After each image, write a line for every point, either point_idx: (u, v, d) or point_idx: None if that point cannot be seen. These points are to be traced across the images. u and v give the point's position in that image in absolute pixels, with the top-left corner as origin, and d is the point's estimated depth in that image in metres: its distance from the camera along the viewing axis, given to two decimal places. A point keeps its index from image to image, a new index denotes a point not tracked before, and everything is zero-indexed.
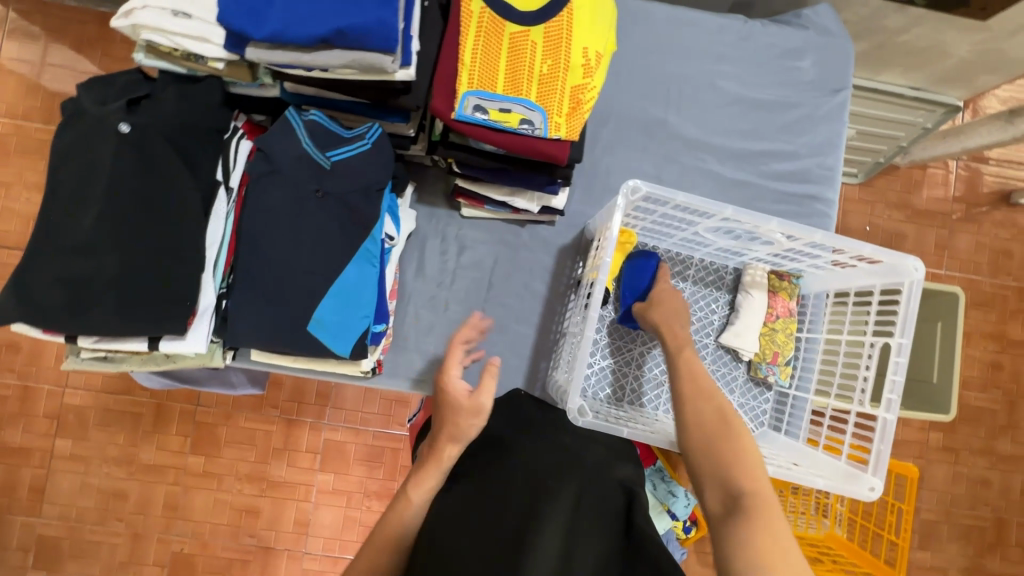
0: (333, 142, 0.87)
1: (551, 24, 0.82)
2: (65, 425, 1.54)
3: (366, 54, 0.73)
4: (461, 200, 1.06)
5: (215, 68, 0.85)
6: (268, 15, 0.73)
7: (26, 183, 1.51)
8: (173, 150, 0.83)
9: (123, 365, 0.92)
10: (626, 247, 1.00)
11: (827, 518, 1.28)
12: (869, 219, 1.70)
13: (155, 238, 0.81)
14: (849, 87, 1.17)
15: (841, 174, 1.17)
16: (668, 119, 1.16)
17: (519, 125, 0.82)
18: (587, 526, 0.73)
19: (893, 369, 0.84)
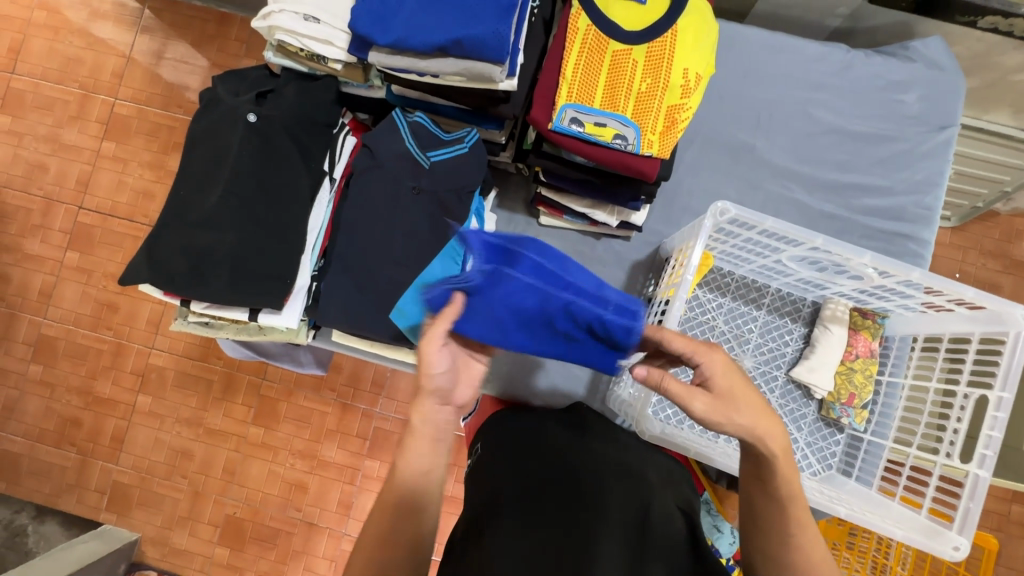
0: (433, 144, 0.92)
1: (653, 45, 0.84)
2: (147, 383, 1.68)
3: (476, 63, 0.78)
4: (541, 209, 1.09)
5: (334, 68, 0.93)
6: (393, 23, 0.79)
7: (142, 161, 1.69)
8: (292, 141, 0.91)
9: (219, 333, 1.00)
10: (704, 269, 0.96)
11: None
12: (960, 265, 1.59)
13: (268, 219, 0.89)
14: (956, 124, 1.12)
15: (939, 214, 1.11)
16: (755, 144, 1.14)
17: (612, 139, 0.84)
18: (650, 543, 0.75)
19: (989, 424, 0.79)
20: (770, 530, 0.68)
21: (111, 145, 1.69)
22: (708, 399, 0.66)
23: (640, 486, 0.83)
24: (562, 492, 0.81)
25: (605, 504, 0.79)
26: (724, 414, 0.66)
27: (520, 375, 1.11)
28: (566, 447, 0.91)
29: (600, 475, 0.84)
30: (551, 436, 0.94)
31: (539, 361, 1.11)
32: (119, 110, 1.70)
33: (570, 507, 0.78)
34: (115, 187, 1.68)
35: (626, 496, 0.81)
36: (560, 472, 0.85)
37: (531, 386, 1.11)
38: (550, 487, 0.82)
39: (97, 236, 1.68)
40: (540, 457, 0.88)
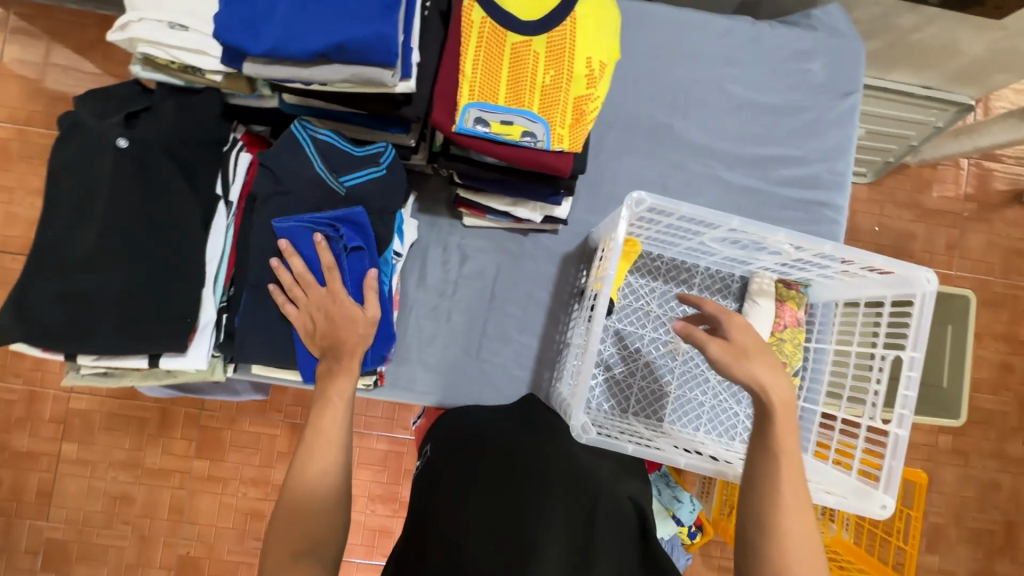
0: (346, 166, 0.86)
1: (553, 34, 0.80)
2: (71, 430, 1.54)
3: (364, 69, 0.72)
4: (463, 210, 1.05)
5: (213, 80, 0.84)
6: (266, 29, 0.71)
7: (30, 187, 1.51)
8: (174, 165, 0.82)
9: (126, 380, 0.91)
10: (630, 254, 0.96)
11: (834, 523, 1.21)
12: (879, 218, 1.67)
13: (156, 255, 0.81)
14: (859, 89, 1.15)
15: (851, 179, 1.15)
16: (674, 124, 1.13)
17: (522, 138, 0.80)
18: (599, 541, 0.73)
19: (904, 384, 0.82)
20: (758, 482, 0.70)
21: None
22: (722, 343, 0.77)
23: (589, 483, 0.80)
24: (504, 501, 0.79)
25: (550, 509, 0.76)
26: (736, 359, 0.75)
27: (461, 383, 1.07)
28: (514, 449, 0.87)
29: (547, 477, 0.81)
30: (500, 437, 0.90)
31: (477, 366, 1.08)
32: None
33: (513, 516, 0.77)
34: (0, 220, 1.51)
35: (574, 496, 0.78)
36: (507, 478, 0.82)
37: (472, 394, 1.07)
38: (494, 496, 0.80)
39: None
40: (486, 462, 0.86)
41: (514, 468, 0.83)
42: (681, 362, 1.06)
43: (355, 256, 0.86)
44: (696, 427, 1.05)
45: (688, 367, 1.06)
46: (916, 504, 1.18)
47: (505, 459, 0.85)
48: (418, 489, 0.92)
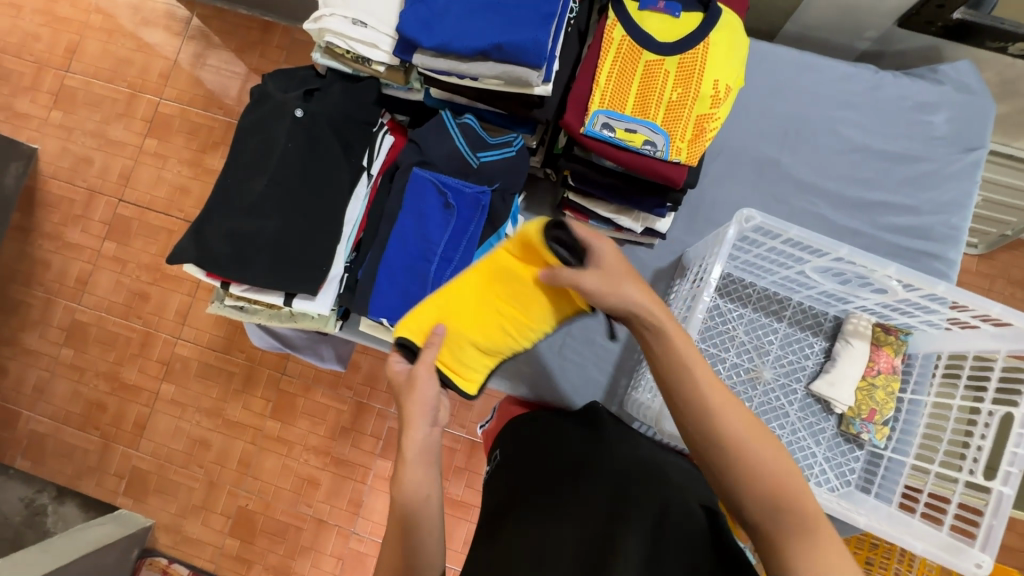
0: (481, 144, 0.94)
1: (685, 57, 0.86)
2: (172, 373, 1.73)
3: (514, 68, 0.82)
4: (568, 213, 1.13)
5: (377, 70, 0.98)
6: (438, 27, 0.83)
7: (181, 158, 1.76)
8: (335, 136, 0.96)
9: (254, 317, 1.04)
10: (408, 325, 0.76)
11: None
12: (988, 293, 1.59)
13: (309, 206, 0.93)
14: (984, 147, 1.12)
15: (966, 235, 1.11)
16: (780, 159, 1.16)
17: (642, 146, 0.87)
18: (672, 542, 0.72)
19: (1015, 441, 0.77)
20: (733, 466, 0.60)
21: (154, 142, 1.77)
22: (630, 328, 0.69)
23: (660, 484, 0.80)
24: (578, 500, 0.78)
25: (624, 505, 0.76)
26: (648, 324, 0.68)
27: (538, 376, 1.12)
28: (579, 449, 0.88)
29: (618, 474, 0.81)
30: (568, 438, 0.92)
31: (558, 362, 1.13)
32: (164, 109, 1.78)
33: (589, 508, 0.76)
34: (153, 182, 1.76)
35: (646, 495, 0.78)
36: (580, 473, 0.83)
37: (549, 388, 1.12)
38: (568, 492, 0.80)
39: (134, 229, 1.76)
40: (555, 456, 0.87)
41: (579, 467, 0.84)
42: (762, 392, 1.05)
43: (464, 216, 0.93)
44: None
45: (770, 399, 1.05)
46: None
47: (573, 461, 0.86)
48: (489, 489, 0.91)
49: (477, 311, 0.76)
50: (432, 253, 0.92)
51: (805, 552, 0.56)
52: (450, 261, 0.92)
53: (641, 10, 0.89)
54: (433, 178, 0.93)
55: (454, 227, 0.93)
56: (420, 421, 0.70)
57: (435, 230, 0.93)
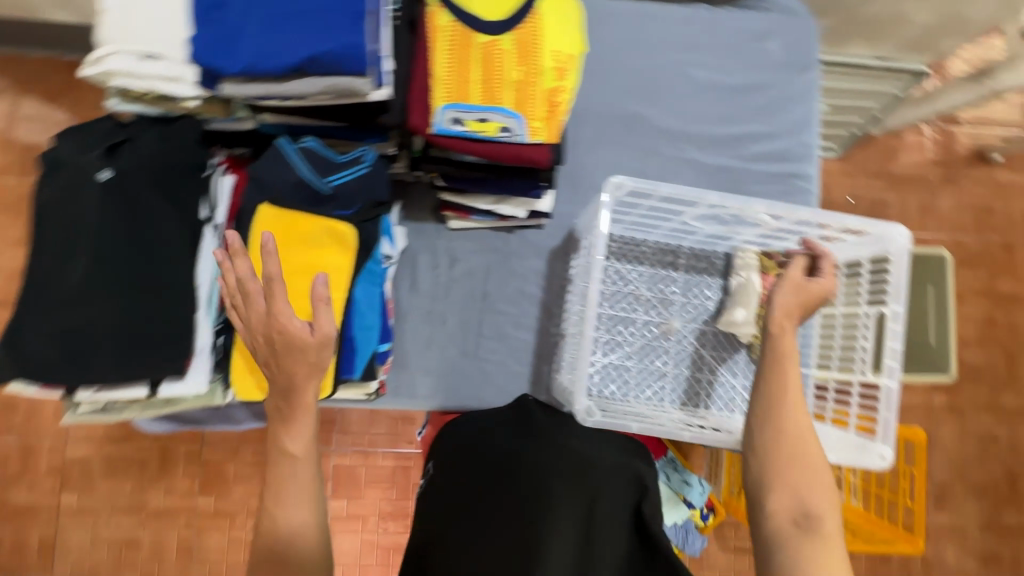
0: (328, 167, 0.85)
1: (519, 32, 0.82)
2: (70, 480, 1.51)
3: (338, 79, 0.74)
4: (448, 214, 1.07)
5: (190, 106, 0.86)
6: (239, 47, 0.71)
7: None
8: (158, 192, 0.83)
9: (123, 413, 0.92)
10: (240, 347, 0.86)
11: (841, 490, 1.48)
12: (852, 189, 1.77)
13: (149, 280, 0.81)
14: (817, 64, 1.19)
15: (818, 150, 1.19)
16: (644, 113, 1.17)
17: (499, 134, 0.83)
18: (599, 536, 0.74)
19: (891, 337, 0.84)
20: (786, 468, 0.67)
21: None
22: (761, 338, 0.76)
23: (589, 477, 0.79)
24: (506, 513, 0.77)
25: (547, 509, 0.75)
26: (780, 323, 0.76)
27: (460, 384, 1.08)
28: (504, 454, 0.85)
29: (546, 475, 0.79)
30: (498, 441, 0.87)
31: (476, 366, 1.09)
32: None
33: (514, 518, 0.76)
34: None
35: (573, 492, 0.77)
36: (507, 482, 0.81)
37: (476, 393, 1.09)
38: (495, 503, 0.78)
39: None
40: (482, 461, 0.85)
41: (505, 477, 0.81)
42: (674, 342, 1.09)
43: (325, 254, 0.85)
44: (695, 406, 1.07)
45: (681, 346, 1.09)
46: (919, 462, 1.31)
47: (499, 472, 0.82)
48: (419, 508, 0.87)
49: None
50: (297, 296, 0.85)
51: (811, 544, 0.63)
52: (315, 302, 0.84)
53: None
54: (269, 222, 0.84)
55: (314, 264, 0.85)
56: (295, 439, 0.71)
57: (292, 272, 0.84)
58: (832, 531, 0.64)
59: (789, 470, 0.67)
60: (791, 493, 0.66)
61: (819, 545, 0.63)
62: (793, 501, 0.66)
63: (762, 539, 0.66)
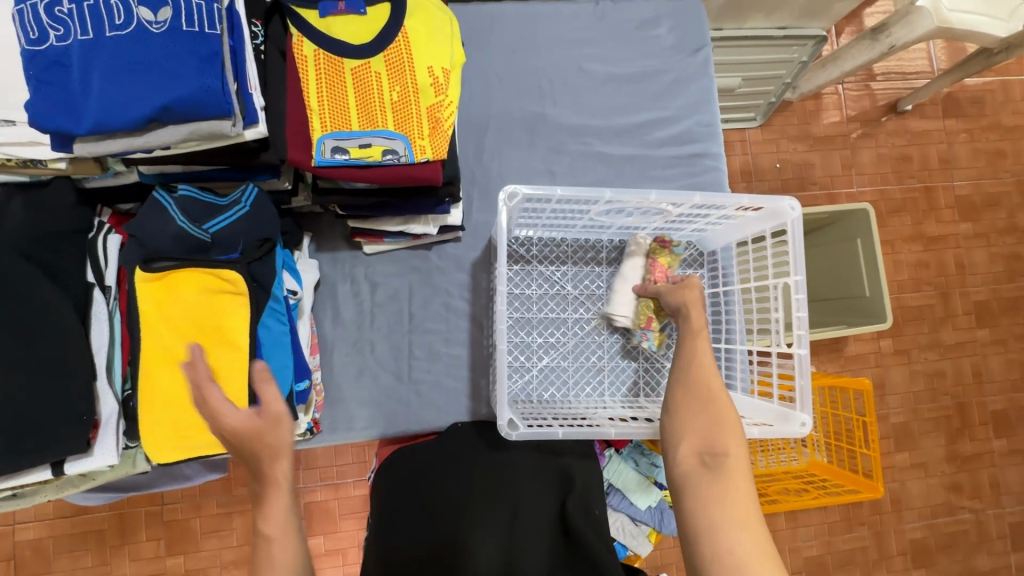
0: (209, 213, 0.83)
1: (388, 52, 0.81)
2: (24, 565, 1.43)
3: (201, 123, 0.71)
4: (361, 240, 1.06)
5: (58, 168, 0.81)
6: (85, 106, 0.68)
7: None
8: (31, 264, 0.78)
9: (39, 496, 0.86)
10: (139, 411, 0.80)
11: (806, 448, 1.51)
12: (778, 155, 1.82)
13: (31, 360, 0.76)
14: (708, 43, 1.21)
15: (721, 127, 1.21)
16: (545, 112, 1.17)
17: (383, 157, 0.81)
18: (525, 537, 0.84)
19: (796, 306, 0.86)
20: (695, 412, 0.71)
21: None
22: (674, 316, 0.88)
23: (509, 488, 0.89)
24: (436, 531, 0.85)
25: (472, 528, 0.84)
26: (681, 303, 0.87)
27: (398, 411, 1.06)
28: (432, 479, 0.91)
29: (470, 497, 0.88)
30: (427, 463, 0.93)
31: (411, 390, 1.07)
32: None
33: (445, 534, 0.84)
34: None
35: (494, 506, 0.87)
36: (438, 502, 0.88)
37: (417, 417, 1.06)
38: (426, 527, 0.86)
39: None
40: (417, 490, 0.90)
41: (433, 495, 0.89)
42: (604, 336, 1.09)
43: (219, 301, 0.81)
44: (633, 397, 1.08)
45: (612, 340, 1.09)
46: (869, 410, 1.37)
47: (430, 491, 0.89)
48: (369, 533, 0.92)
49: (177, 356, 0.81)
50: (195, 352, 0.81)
51: (720, 484, 0.64)
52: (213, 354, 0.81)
53: (325, 18, 0.81)
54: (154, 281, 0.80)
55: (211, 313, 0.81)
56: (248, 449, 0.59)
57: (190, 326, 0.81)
58: (740, 470, 0.65)
59: (694, 414, 0.71)
60: (697, 438, 0.69)
61: (728, 483, 0.64)
62: (701, 442, 0.68)
63: (674, 487, 0.67)
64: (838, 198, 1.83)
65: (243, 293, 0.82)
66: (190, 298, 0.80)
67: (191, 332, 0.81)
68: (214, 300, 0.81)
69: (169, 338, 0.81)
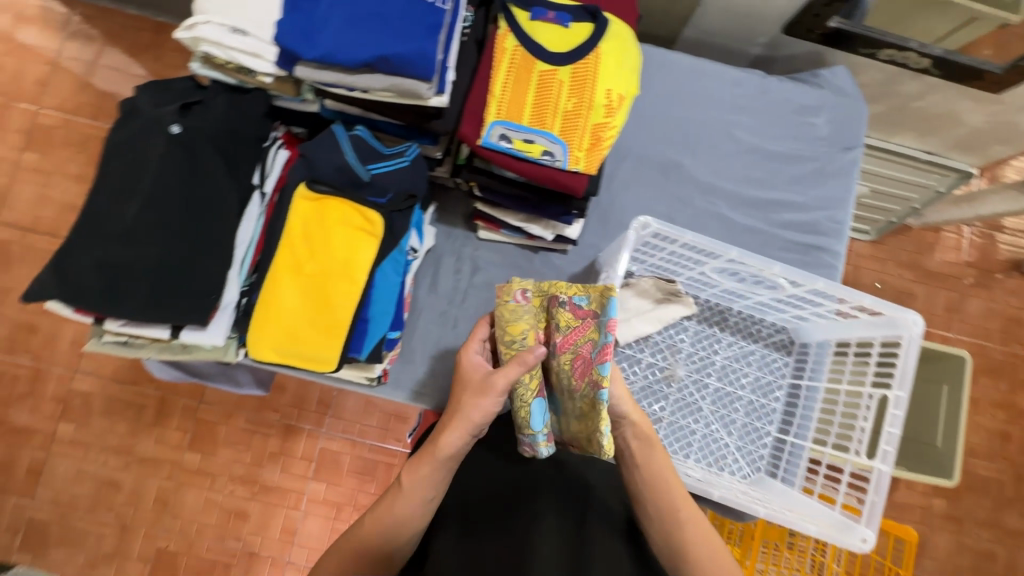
0: (374, 156, 0.90)
1: (578, 67, 0.87)
2: (70, 410, 1.54)
3: (403, 80, 0.79)
4: (479, 223, 1.11)
5: (263, 81, 0.91)
6: (321, 37, 0.78)
7: (68, 173, 1.57)
8: (218, 153, 0.88)
9: (141, 351, 0.94)
10: (259, 306, 0.89)
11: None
12: (881, 276, 1.75)
13: (191, 233, 0.86)
14: (861, 145, 1.22)
15: (849, 228, 1.19)
16: (681, 161, 1.20)
17: (541, 156, 0.87)
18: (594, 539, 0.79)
19: (889, 421, 0.84)
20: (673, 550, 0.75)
21: (31, 157, 1.57)
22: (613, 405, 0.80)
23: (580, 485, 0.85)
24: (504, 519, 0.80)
25: (540, 520, 0.79)
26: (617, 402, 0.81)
27: None
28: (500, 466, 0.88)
29: (541, 490, 0.83)
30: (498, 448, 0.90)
31: None
32: (42, 119, 1.58)
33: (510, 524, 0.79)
34: (34, 201, 1.55)
35: (565, 506, 0.82)
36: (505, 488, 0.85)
37: None
38: (499, 526, 0.80)
39: (13, 253, 1.55)
40: (480, 484, 0.86)
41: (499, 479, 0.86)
42: (675, 388, 1.10)
43: (354, 238, 0.89)
44: (685, 455, 1.07)
45: (682, 395, 1.10)
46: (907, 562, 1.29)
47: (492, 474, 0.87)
48: None
49: (302, 271, 0.89)
50: (320, 275, 0.89)
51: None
52: (332, 282, 0.89)
53: (533, 20, 0.88)
54: (309, 202, 0.89)
55: (345, 245, 0.89)
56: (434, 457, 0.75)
57: (321, 253, 0.89)
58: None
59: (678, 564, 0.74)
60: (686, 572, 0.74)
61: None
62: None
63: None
64: (932, 338, 1.74)
65: (376, 237, 0.90)
66: (332, 226, 0.89)
67: (324, 256, 0.89)
68: (353, 234, 0.89)
69: (302, 254, 0.90)
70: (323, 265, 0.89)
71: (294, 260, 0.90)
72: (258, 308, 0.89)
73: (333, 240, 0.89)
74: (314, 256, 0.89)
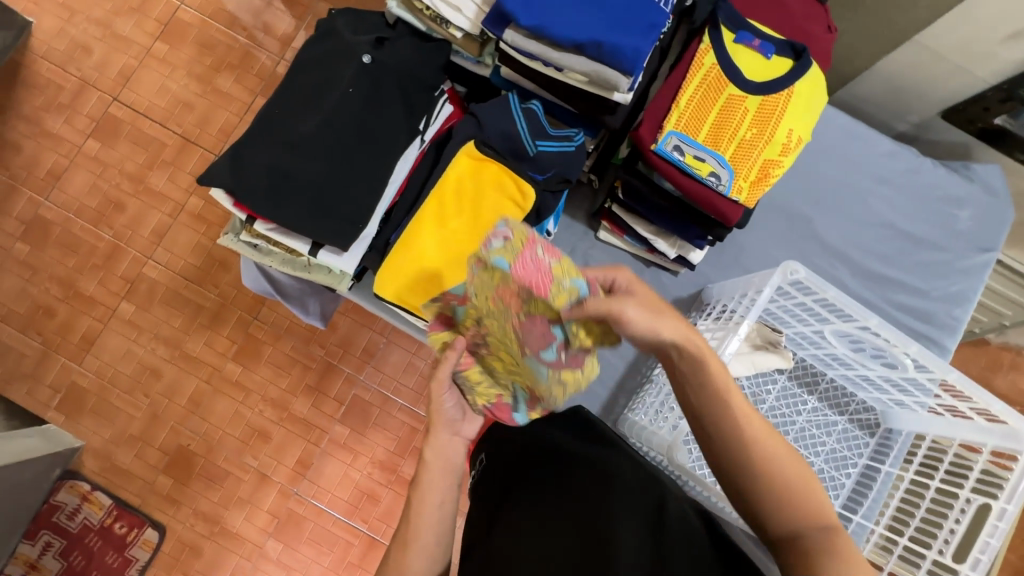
0: (542, 133, 0.92)
1: (768, 99, 0.87)
2: (135, 292, 1.57)
3: (604, 69, 0.80)
4: (604, 224, 1.12)
5: (453, 36, 0.93)
6: (540, 8, 0.80)
7: (195, 71, 1.61)
8: (399, 91, 0.92)
9: (266, 259, 0.97)
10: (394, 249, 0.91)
11: None
12: None
13: (356, 160, 0.88)
14: (998, 250, 1.18)
15: (964, 328, 1.16)
16: (812, 217, 1.19)
17: (707, 176, 0.87)
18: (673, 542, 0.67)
19: (988, 531, 0.80)
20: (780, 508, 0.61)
21: (163, 46, 1.61)
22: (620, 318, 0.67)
23: (654, 484, 0.75)
24: (572, 503, 0.74)
25: (614, 512, 0.70)
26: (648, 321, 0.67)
27: None
28: (562, 452, 0.83)
29: (612, 479, 0.75)
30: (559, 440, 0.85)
31: None
32: (183, 15, 1.63)
33: (575, 508, 0.73)
34: (156, 89, 1.60)
35: (641, 502, 0.72)
36: (567, 474, 0.79)
37: None
38: (564, 505, 0.74)
39: (126, 133, 1.60)
40: (542, 467, 0.82)
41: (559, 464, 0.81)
42: None
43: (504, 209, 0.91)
44: None
45: None
46: None
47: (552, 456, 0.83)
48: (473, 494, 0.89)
49: (444, 226, 0.91)
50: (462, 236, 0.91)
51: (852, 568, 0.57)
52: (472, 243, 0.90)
53: (736, 43, 0.88)
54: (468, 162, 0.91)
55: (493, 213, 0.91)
56: (442, 430, 0.78)
57: (468, 213, 0.91)
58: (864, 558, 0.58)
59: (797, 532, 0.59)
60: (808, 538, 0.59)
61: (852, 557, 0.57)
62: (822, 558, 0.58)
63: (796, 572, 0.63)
64: None
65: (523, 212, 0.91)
66: (486, 189, 0.91)
67: (469, 215, 0.91)
68: (502, 203, 0.91)
69: (450, 209, 0.91)
70: (466, 225, 0.91)
71: (438, 214, 0.91)
72: (393, 249, 0.91)
73: (483, 204, 0.90)
74: (460, 216, 0.91)
